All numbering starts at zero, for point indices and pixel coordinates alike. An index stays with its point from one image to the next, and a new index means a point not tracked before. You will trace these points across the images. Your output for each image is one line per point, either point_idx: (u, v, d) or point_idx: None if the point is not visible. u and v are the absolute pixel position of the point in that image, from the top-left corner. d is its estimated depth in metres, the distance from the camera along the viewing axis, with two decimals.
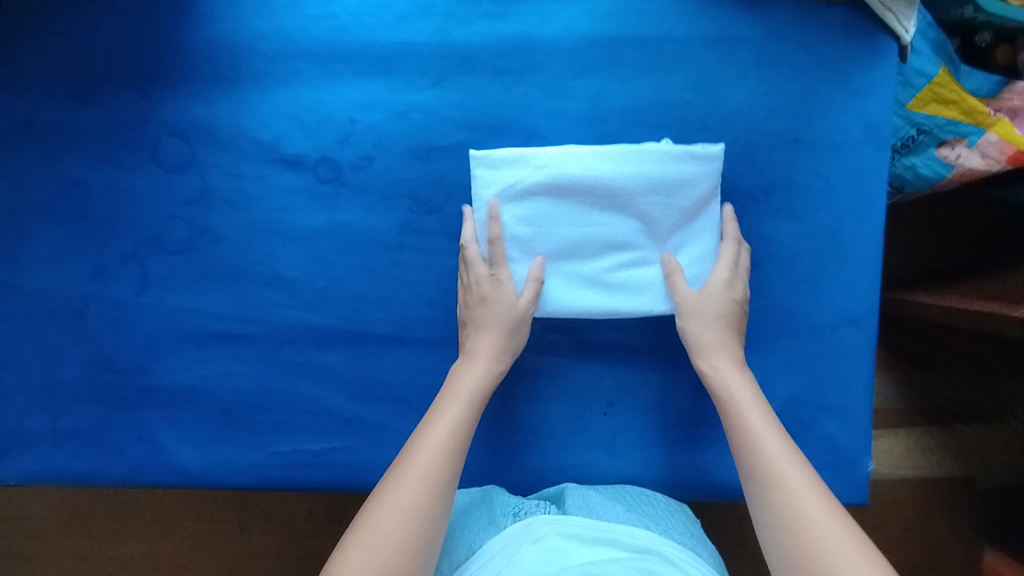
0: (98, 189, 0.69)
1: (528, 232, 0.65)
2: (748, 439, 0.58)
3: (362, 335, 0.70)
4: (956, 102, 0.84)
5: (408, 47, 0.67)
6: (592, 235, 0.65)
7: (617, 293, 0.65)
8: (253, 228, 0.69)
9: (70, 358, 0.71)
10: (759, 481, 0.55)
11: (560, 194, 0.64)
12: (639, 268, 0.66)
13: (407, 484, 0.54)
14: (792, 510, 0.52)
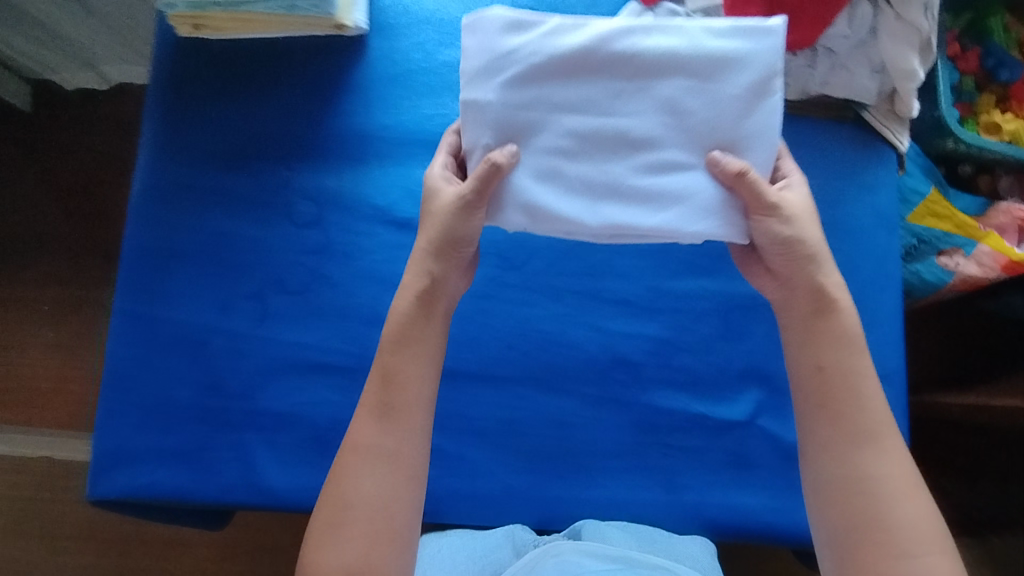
0: (235, 238, 0.82)
1: (524, 111, 0.63)
2: (841, 391, 0.59)
3: (446, 372, 0.79)
4: (949, 217, 0.99)
5: None
6: (589, 124, 0.63)
7: (625, 199, 0.63)
8: (362, 276, 0.82)
9: (184, 381, 0.80)
10: (843, 443, 0.58)
11: (568, 73, 0.63)
12: (661, 178, 0.63)
13: (367, 471, 0.58)
14: (883, 482, 0.56)
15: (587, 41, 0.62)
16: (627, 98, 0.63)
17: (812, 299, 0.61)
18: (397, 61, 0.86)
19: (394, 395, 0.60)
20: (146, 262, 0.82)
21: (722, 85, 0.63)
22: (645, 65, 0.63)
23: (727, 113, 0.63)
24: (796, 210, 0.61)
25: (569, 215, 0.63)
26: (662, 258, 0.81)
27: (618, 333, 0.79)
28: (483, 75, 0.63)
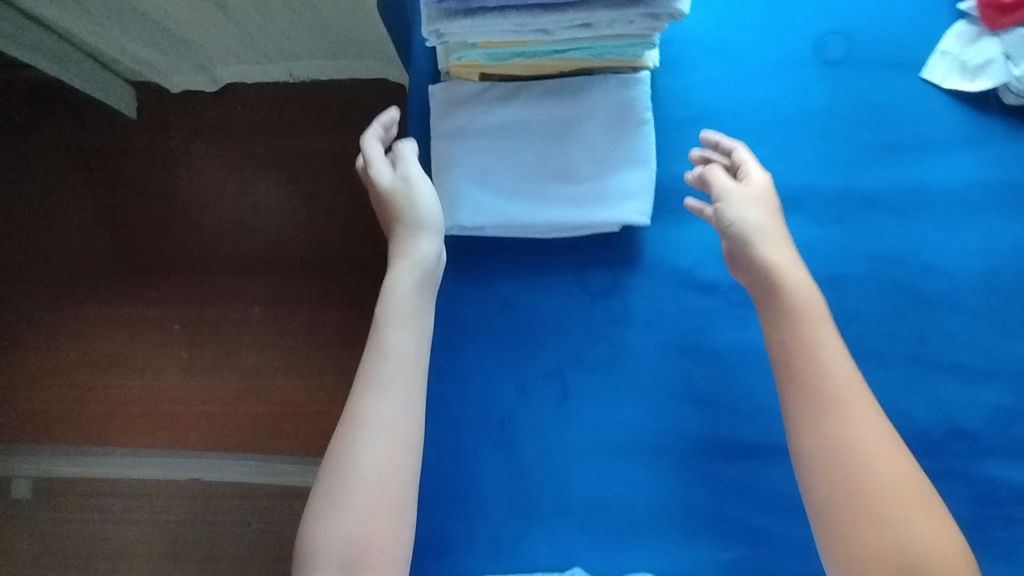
0: (527, 311, 0.76)
1: (483, 163, 0.71)
2: (801, 364, 0.59)
3: (769, 448, 0.74)
4: None
5: (815, 189, 0.76)
6: (517, 161, 0.72)
7: (568, 216, 0.71)
8: (669, 348, 0.75)
9: (489, 468, 0.75)
10: (823, 420, 0.57)
11: (513, 128, 0.71)
12: (580, 190, 0.72)
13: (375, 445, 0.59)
14: (872, 460, 0.55)
15: (522, 97, 0.71)
16: (542, 128, 0.71)
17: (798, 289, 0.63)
18: (690, 102, 0.76)
19: (383, 407, 0.61)
20: (434, 340, 0.76)
21: (628, 117, 0.71)
22: (576, 108, 0.71)
23: (629, 130, 0.71)
24: (750, 194, 0.66)
25: (512, 218, 0.71)
26: (997, 318, 0.74)
27: (952, 402, 0.74)
28: (469, 138, 0.71)
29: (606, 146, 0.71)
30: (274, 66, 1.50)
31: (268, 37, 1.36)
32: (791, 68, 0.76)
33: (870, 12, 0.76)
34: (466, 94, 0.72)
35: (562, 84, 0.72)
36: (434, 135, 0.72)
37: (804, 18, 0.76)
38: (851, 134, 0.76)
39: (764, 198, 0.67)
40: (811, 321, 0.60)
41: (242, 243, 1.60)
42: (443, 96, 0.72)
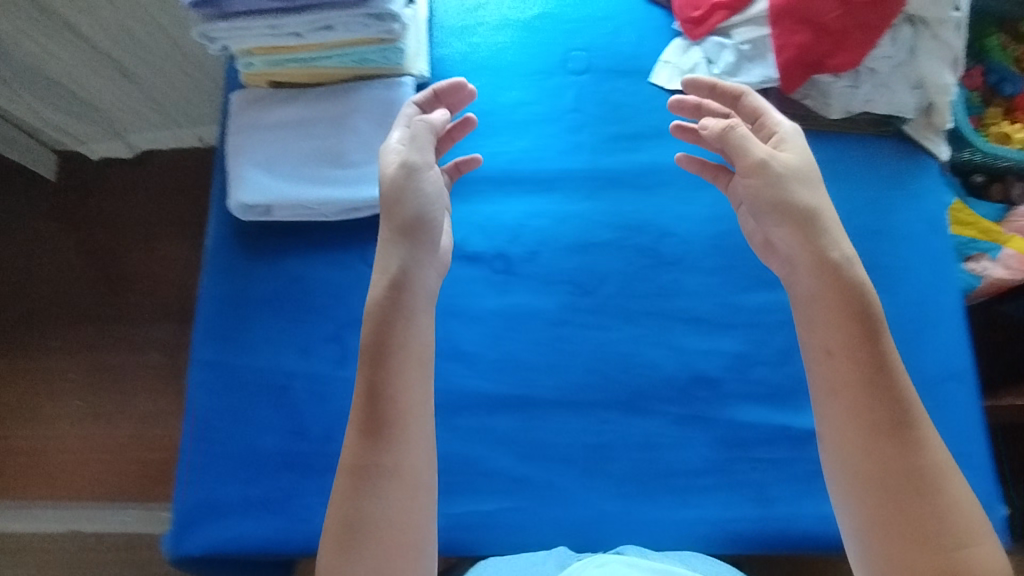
0: (313, 283, 0.84)
1: (268, 153, 0.83)
2: (848, 376, 0.57)
3: (530, 400, 0.80)
4: (973, 224, 1.06)
5: (567, 171, 0.87)
6: (297, 151, 0.83)
7: (339, 195, 0.82)
8: (439, 312, 0.84)
9: (270, 428, 0.80)
10: (869, 437, 0.55)
11: (295, 123, 0.84)
12: (350, 174, 0.83)
13: (381, 496, 0.57)
14: (926, 472, 0.54)
15: (303, 99, 0.84)
16: (319, 123, 0.84)
17: (818, 270, 0.60)
18: (458, 106, 0.90)
19: (399, 460, 0.58)
20: (227, 311, 0.84)
21: (392, 113, 0.84)
22: (347, 107, 0.84)
23: (394, 125, 0.84)
24: (790, 168, 0.62)
25: (292, 197, 0.82)
26: (729, 275, 0.83)
27: (694, 351, 0.81)
28: (257, 133, 0.83)
29: (373, 138, 0.83)
30: (185, 131, 1.53)
31: (179, 105, 1.43)
32: (543, 78, 0.91)
33: (606, 33, 0.91)
34: (258, 97, 0.84)
35: (337, 87, 0.85)
36: (230, 131, 0.84)
37: (553, 38, 0.92)
38: (596, 127, 0.89)
39: (810, 174, 0.62)
40: (867, 334, 0.57)
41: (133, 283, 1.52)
42: (238, 99, 0.85)
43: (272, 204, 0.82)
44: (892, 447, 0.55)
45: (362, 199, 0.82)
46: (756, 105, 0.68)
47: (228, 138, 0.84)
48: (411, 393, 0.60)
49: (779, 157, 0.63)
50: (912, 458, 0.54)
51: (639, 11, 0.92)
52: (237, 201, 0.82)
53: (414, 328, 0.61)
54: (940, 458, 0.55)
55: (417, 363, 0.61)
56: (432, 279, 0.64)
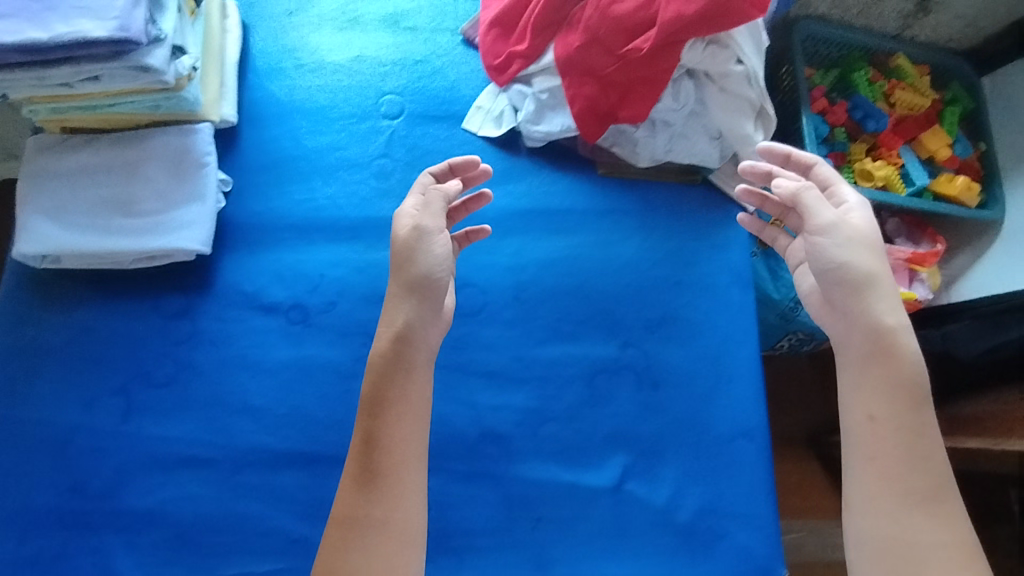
0: (103, 333, 0.81)
1: (58, 202, 0.81)
2: (890, 445, 0.58)
3: (314, 457, 0.77)
4: None
5: (371, 220, 0.86)
6: (88, 200, 0.81)
7: (128, 245, 0.80)
8: (230, 363, 0.81)
9: (46, 485, 0.77)
10: (893, 506, 0.56)
11: (88, 171, 0.82)
12: (141, 223, 0.81)
13: (370, 546, 0.56)
14: (933, 557, 0.54)
15: (99, 146, 0.82)
16: (112, 170, 0.82)
17: (868, 336, 0.61)
18: (267, 150, 0.88)
19: (390, 512, 0.58)
20: (12, 362, 0.81)
21: (187, 161, 0.82)
22: (143, 154, 0.82)
23: (191, 172, 0.82)
24: (857, 233, 0.62)
25: (73, 246, 0.79)
26: (527, 327, 0.82)
27: (486, 406, 0.79)
28: (47, 181, 0.81)
29: (167, 186, 0.82)
30: None
31: None
32: (353, 122, 0.90)
33: (419, 77, 0.91)
34: (52, 144, 0.82)
35: (134, 134, 0.83)
36: (21, 179, 0.82)
37: (366, 83, 0.91)
38: (404, 174, 0.88)
39: (873, 240, 0.63)
40: (894, 400, 0.59)
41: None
42: (31, 146, 0.83)
43: (57, 255, 0.80)
44: (924, 517, 0.55)
45: (150, 249, 0.80)
46: (827, 176, 0.67)
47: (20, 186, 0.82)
48: (411, 445, 0.61)
49: (845, 222, 0.63)
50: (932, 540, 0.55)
51: (455, 53, 0.92)
52: (18, 249, 0.79)
53: (415, 385, 0.62)
54: (954, 538, 0.55)
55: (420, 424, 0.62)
56: (435, 337, 0.65)
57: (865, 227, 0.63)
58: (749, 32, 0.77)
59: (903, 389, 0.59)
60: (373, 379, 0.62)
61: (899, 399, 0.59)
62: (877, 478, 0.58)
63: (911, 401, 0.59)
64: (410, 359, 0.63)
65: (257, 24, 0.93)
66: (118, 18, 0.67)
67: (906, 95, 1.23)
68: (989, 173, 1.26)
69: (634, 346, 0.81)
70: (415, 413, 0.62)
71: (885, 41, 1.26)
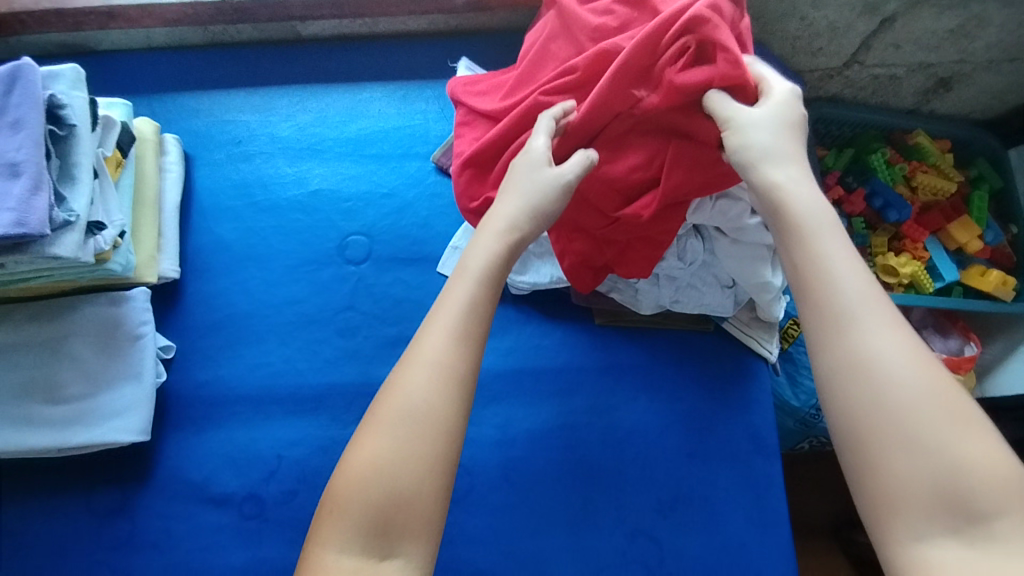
0: (25, 539, 0.70)
1: None
2: (801, 252, 0.49)
3: None
4: None
5: (336, 387, 0.75)
6: (1, 386, 0.70)
7: (49, 440, 0.68)
8: (174, 572, 0.69)
9: None
10: (826, 334, 0.46)
11: (2, 352, 0.70)
12: (67, 413, 0.70)
13: (418, 376, 0.48)
14: (873, 371, 0.44)
15: (13, 321, 0.71)
16: (29, 349, 0.70)
17: (764, 197, 0.53)
18: (215, 307, 0.77)
19: (420, 402, 0.48)
20: None
21: (119, 335, 0.71)
22: (65, 327, 0.71)
23: (124, 347, 0.71)
24: (762, 119, 0.54)
25: None
26: (519, 515, 0.70)
27: None
28: None
29: (96, 366, 0.71)
30: None
31: None
32: (313, 269, 0.79)
33: (387, 213, 0.80)
34: None
35: (55, 304, 0.72)
36: None
37: (328, 222, 0.80)
38: (373, 328, 0.77)
39: (778, 123, 0.54)
40: (804, 236, 0.50)
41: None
42: None
43: None
44: (878, 345, 0.44)
45: (76, 444, 0.68)
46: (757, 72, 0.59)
47: None
48: (452, 341, 0.50)
49: (751, 115, 0.54)
50: (888, 376, 0.43)
51: (427, 184, 0.81)
52: None
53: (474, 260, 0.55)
54: (929, 400, 0.42)
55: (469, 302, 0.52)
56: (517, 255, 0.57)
57: (770, 118, 0.54)
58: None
59: (821, 215, 0.50)
60: (469, 285, 0.53)
61: (816, 258, 0.48)
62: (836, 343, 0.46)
63: (836, 231, 0.50)
64: (504, 265, 0.56)
65: (203, 158, 0.82)
66: (12, 209, 0.56)
67: (929, 177, 1.13)
68: (1020, 260, 1.15)
69: (644, 535, 0.70)
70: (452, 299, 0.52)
71: (900, 118, 1.15)
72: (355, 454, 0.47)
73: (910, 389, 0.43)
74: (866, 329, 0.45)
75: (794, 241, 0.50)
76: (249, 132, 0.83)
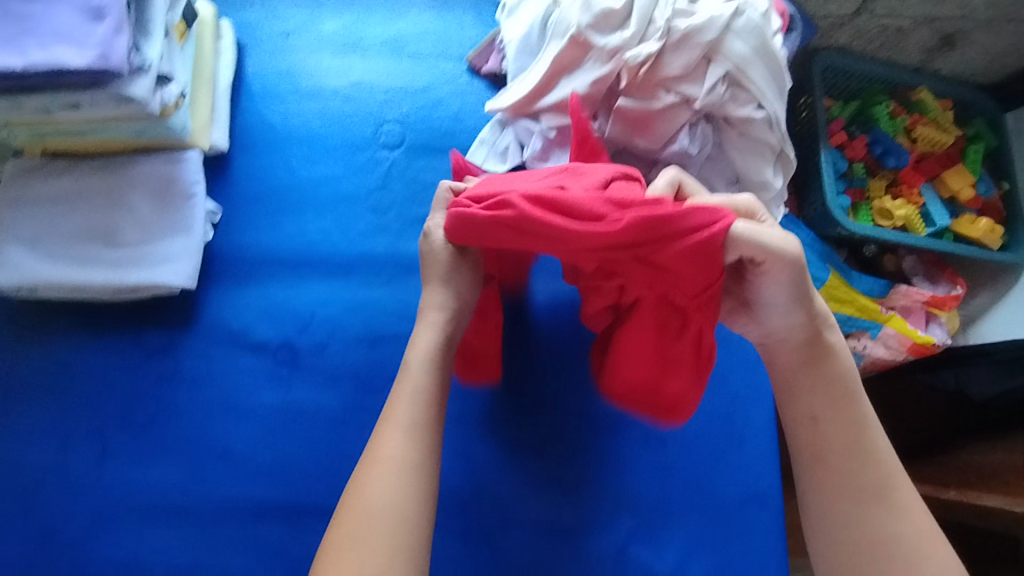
0: (78, 370, 0.77)
1: (35, 230, 0.77)
2: (835, 441, 0.61)
3: (299, 509, 0.74)
4: (851, 302, 1.16)
5: (368, 257, 0.82)
6: (67, 230, 0.77)
7: (109, 279, 0.76)
8: (214, 406, 0.77)
9: (12, 531, 0.73)
10: (843, 493, 0.60)
11: (68, 199, 0.78)
12: (124, 257, 0.77)
13: (382, 481, 0.56)
14: (881, 529, 0.59)
15: (80, 173, 0.78)
16: (93, 198, 0.78)
17: (801, 347, 0.63)
18: (259, 179, 0.84)
19: (379, 497, 0.56)
20: None
21: (174, 192, 0.78)
22: (126, 182, 0.78)
23: (176, 202, 0.78)
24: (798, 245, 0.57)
25: (50, 279, 0.75)
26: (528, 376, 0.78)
27: (484, 459, 0.75)
28: (25, 208, 0.77)
29: (152, 217, 0.78)
30: None
31: None
32: (351, 151, 0.85)
33: (422, 105, 0.87)
34: (31, 168, 0.78)
35: (118, 161, 0.79)
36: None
37: (367, 111, 0.87)
38: (404, 207, 0.84)
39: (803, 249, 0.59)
40: (835, 402, 0.62)
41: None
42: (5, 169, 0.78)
43: (34, 287, 0.76)
44: (878, 508, 0.59)
45: (133, 284, 0.76)
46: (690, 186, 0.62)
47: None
48: (407, 440, 0.59)
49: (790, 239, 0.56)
50: (888, 523, 0.59)
51: (460, 82, 0.88)
52: None
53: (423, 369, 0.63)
54: (920, 536, 0.58)
55: (424, 402, 0.61)
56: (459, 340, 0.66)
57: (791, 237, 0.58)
58: (767, 67, 0.71)
59: (846, 381, 0.62)
60: (421, 374, 0.62)
61: (844, 407, 0.62)
62: (854, 497, 0.60)
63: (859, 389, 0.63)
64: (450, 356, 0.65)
65: (255, 45, 0.89)
66: (98, 45, 0.62)
67: (928, 130, 1.19)
68: (1009, 214, 1.22)
69: None
70: (407, 401, 0.60)
71: (905, 74, 1.21)
72: (327, 563, 0.54)
73: (911, 535, 0.58)
74: (872, 485, 0.60)
75: (820, 406, 0.62)
76: (298, 25, 0.90)
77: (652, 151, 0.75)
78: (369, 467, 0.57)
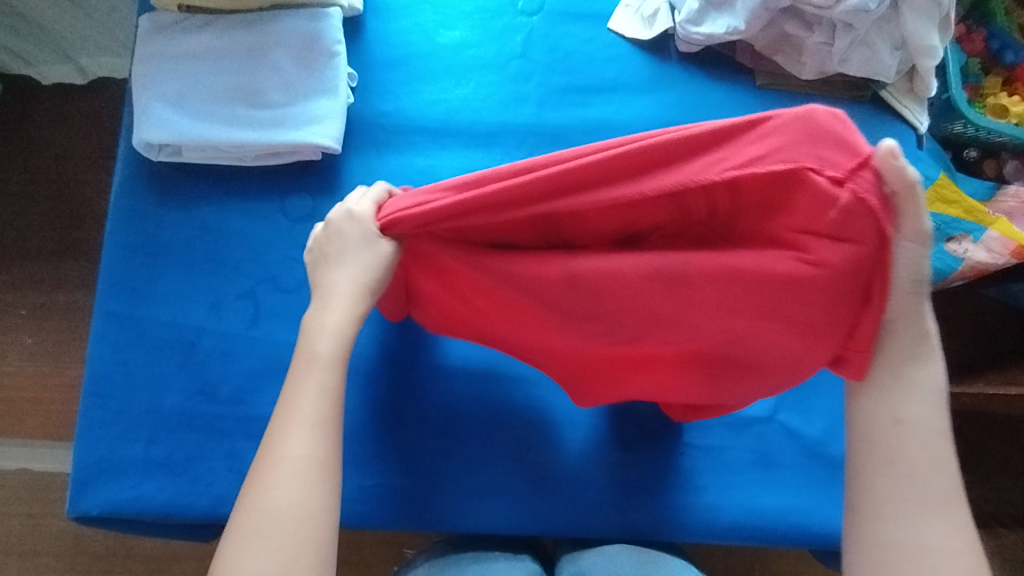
0: (226, 233, 0.77)
1: (177, 88, 0.75)
2: (915, 448, 0.47)
3: (454, 372, 0.73)
4: (958, 203, 0.95)
5: (509, 126, 0.79)
6: (209, 88, 0.75)
7: (253, 139, 0.74)
8: None
9: (174, 386, 0.74)
10: (899, 504, 0.47)
11: (209, 57, 0.75)
12: (267, 117, 0.75)
13: (282, 480, 0.50)
14: (925, 548, 0.47)
15: (219, 31, 0.76)
16: (233, 55, 0.76)
17: (907, 342, 0.46)
18: (394, 45, 0.81)
19: (279, 496, 0.49)
20: (130, 260, 0.76)
21: (315, 51, 0.75)
22: (265, 40, 0.75)
23: (317, 62, 0.75)
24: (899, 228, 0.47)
25: (197, 136, 0.73)
26: None
27: None
28: (165, 65, 0.75)
29: (292, 77, 0.75)
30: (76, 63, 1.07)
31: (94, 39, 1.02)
32: (487, 19, 0.82)
33: None
34: (170, 25, 0.76)
35: (256, 19, 0.76)
36: (135, 58, 0.75)
37: None
38: (544, 76, 0.81)
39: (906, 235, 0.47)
40: (918, 406, 0.47)
41: (69, 219, 1.11)
42: (145, 25, 0.76)
43: (179, 145, 0.75)
44: (927, 532, 0.47)
45: (278, 144, 0.74)
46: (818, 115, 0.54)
47: (133, 68, 0.76)
48: (311, 433, 0.52)
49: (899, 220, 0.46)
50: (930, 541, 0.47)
51: None
52: (136, 133, 0.73)
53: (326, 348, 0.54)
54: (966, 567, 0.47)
55: (329, 388, 0.53)
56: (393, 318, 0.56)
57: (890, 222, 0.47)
58: None
59: (936, 390, 0.47)
60: (327, 355, 0.54)
61: (921, 414, 0.47)
62: (897, 511, 0.47)
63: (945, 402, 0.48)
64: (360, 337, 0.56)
65: None
66: None
67: None
68: None
69: None
70: (310, 388, 0.53)
71: None
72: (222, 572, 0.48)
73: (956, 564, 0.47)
74: (926, 506, 0.47)
75: (905, 406, 0.47)
76: None
77: (823, 9, 0.72)
78: (261, 481, 0.50)
